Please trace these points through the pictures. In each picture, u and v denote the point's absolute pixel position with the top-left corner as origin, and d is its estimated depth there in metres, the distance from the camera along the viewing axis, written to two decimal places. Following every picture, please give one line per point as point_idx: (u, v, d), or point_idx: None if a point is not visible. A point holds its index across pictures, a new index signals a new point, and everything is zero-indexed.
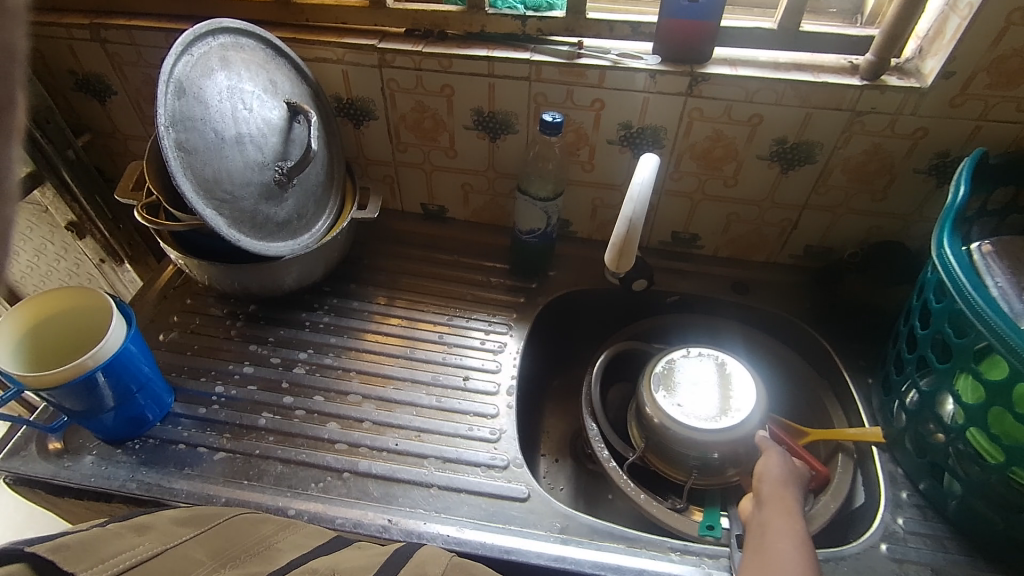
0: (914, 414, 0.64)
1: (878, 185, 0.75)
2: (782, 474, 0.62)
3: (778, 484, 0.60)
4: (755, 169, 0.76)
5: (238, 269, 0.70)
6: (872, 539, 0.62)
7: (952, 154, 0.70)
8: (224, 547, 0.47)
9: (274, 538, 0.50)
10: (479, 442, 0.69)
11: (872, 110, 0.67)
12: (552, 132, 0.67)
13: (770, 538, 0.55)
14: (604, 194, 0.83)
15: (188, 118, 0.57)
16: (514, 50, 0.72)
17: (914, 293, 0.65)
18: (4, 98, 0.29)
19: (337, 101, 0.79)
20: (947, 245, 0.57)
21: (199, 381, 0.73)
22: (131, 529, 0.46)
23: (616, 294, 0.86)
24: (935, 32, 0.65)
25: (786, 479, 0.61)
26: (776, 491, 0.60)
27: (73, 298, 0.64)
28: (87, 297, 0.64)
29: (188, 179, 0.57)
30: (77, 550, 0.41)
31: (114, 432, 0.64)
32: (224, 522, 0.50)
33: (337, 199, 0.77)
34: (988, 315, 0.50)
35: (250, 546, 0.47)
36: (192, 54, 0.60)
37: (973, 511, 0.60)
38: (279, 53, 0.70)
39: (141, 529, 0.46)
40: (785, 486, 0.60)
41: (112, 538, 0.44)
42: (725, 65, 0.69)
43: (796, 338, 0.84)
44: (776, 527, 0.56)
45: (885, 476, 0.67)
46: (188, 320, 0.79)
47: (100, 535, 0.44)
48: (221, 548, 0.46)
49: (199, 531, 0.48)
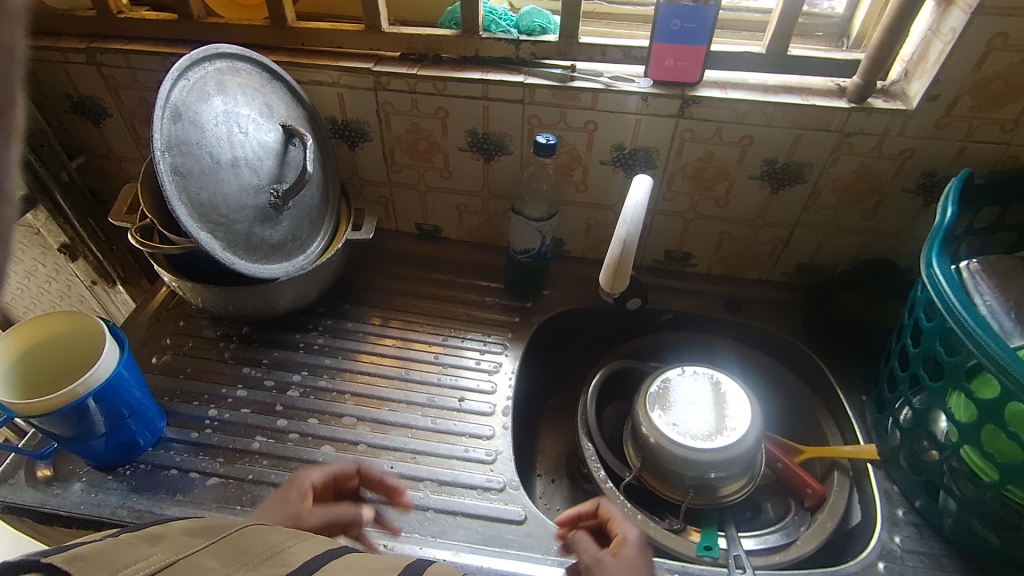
0: (908, 432, 0.64)
1: (866, 204, 0.76)
2: None
3: None
4: (746, 189, 0.77)
5: (232, 291, 0.70)
6: (870, 557, 0.62)
7: (939, 173, 0.71)
8: (234, 555, 0.37)
9: (282, 546, 0.39)
10: (475, 464, 0.69)
11: (860, 131, 0.69)
12: (546, 153, 0.68)
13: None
14: (597, 213, 0.84)
15: (184, 142, 0.58)
16: (508, 73, 0.73)
17: (906, 311, 0.66)
18: (4, 98, 0.23)
19: (332, 123, 0.80)
20: (936, 264, 0.57)
21: (192, 405, 0.72)
22: (141, 539, 0.37)
23: (610, 312, 0.87)
24: (919, 55, 0.66)
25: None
26: None
27: (49, 324, 0.63)
28: (65, 319, 0.63)
29: (184, 203, 0.57)
30: (91, 561, 0.33)
31: (105, 457, 0.63)
32: (236, 531, 0.40)
33: (332, 220, 0.77)
34: (978, 334, 0.51)
35: (262, 552, 0.38)
36: (188, 79, 0.60)
37: (969, 529, 0.60)
38: (275, 76, 0.70)
39: (150, 539, 0.37)
40: None
41: (118, 550, 0.35)
42: (715, 88, 0.70)
43: (789, 356, 0.84)
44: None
45: (881, 494, 0.67)
46: (181, 342, 0.79)
47: (103, 547, 0.35)
48: (230, 556, 0.37)
49: (206, 543, 0.38)
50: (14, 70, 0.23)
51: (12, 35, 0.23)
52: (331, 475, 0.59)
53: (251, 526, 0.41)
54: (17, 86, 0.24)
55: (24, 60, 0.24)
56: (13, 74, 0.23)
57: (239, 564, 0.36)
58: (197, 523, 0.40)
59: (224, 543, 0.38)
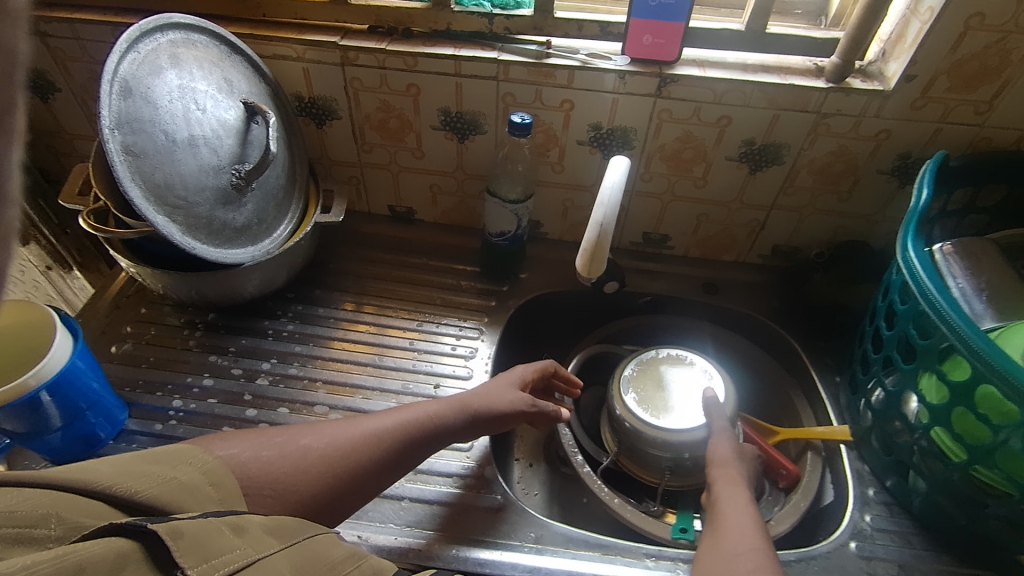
0: (880, 413, 0.65)
1: (843, 186, 0.76)
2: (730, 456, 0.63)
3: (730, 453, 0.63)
4: (723, 170, 0.76)
5: (195, 278, 0.67)
6: (841, 537, 0.63)
7: (913, 155, 0.71)
8: (303, 563, 0.41)
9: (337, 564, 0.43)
10: (451, 451, 0.68)
11: (838, 112, 0.68)
12: (521, 133, 0.66)
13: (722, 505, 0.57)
14: (574, 195, 0.82)
15: (136, 119, 0.54)
16: (481, 48, 0.70)
17: (880, 294, 0.66)
18: (3, 101, 0.20)
19: (298, 101, 0.76)
20: (910, 247, 0.57)
21: (156, 396, 0.69)
22: (226, 527, 0.39)
23: (588, 295, 0.86)
24: (896, 35, 0.66)
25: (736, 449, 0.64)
26: (726, 461, 0.62)
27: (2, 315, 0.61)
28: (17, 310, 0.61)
29: (137, 184, 0.54)
30: (190, 541, 0.36)
31: (62, 453, 0.61)
32: (302, 540, 0.44)
33: (299, 203, 0.74)
34: (951, 317, 0.51)
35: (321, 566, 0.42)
36: (138, 51, 0.56)
37: (937, 507, 0.61)
38: (234, 50, 0.66)
39: (235, 529, 0.40)
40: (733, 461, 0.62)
41: (210, 535, 0.37)
42: (694, 66, 0.68)
43: (765, 338, 0.85)
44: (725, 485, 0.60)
45: (853, 473, 0.69)
46: (143, 331, 0.75)
47: (198, 530, 0.37)
48: (299, 563, 0.41)
49: (279, 547, 0.41)
50: (18, 72, 0.20)
51: (16, 36, 0.20)
52: (542, 370, 0.70)
53: (315, 537, 0.45)
54: (24, 90, 0.21)
55: (25, 63, 0.21)
56: (13, 78, 0.20)
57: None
58: (272, 520, 0.44)
59: (294, 550, 0.42)
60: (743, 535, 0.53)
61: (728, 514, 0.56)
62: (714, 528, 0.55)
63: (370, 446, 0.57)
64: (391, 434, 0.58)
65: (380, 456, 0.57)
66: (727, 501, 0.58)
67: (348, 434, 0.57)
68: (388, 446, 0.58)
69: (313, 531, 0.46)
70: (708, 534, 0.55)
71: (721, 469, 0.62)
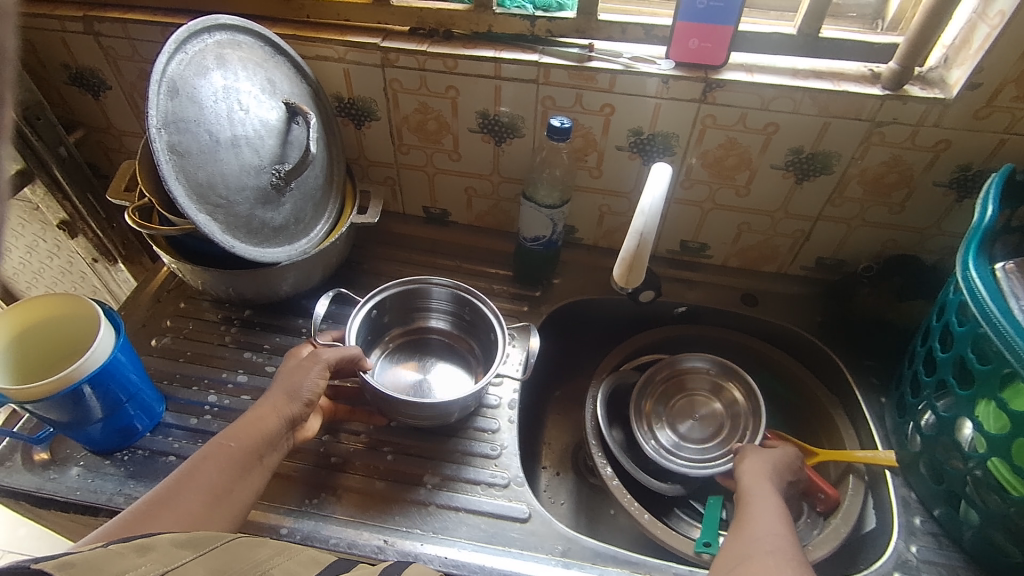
0: (931, 439, 0.62)
1: (895, 198, 0.72)
2: (758, 464, 0.62)
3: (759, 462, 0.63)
4: (768, 179, 0.73)
5: (232, 275, 0.68)
6: (884, 567, 0.61)
7: (974, 167, 0.67)
8: (220, 567, 0.39)
9: (266, 564, 0.41)
10: (480, 459, 0.67)
11: (893, 120, 0.65)
12: (560, 137, 0.65)
13: (752, 501, 0.57)
14: (611, 201, 0.81)
15: (181, 119, 0.55)
16: (522, 51, 0.69)
17: (934, 313, 0.63)
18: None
19: (338, 101, 0.76)
20: (972, 266, 0.54)
21: (192, 390, 0.70)
22: (129, 549, 0.38)
23: (623, 304, 0.84)
24: (961, 40, 0.62)
25: (775, 456, 0.64)
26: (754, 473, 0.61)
27: (41, 307, 0.61)
28: (51, 302, 0.61)
29: (181, 183, 0.54)
30: (80, 568, 0.34)
31: (102, 443, 0.62)
32: (221, 545, 0.42)
33: (336, 202, 0.74)
34: (1017, 344, 0.47)
35: (244, 568, 0.40)
36: (186, 52, 0.57)
37: (990, 541, 0.58)
38: (278, 50, 0.67)
39: (138, 549, 0.38)
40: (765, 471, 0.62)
41: (108, 559, 0.36)
42: (741, 71, 0.66)
43: (805, 353, 0.82)
44: (754, 489, 0.59)
45: (898, 501, 0.66)
46: (182, 325, 0.77)
47: (93, 556, 0.36)
48: (218, 566, 0.39)
49: (193, 556, 0.40)
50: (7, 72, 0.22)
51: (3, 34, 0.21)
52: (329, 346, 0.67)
53: (234, 541, 0.43)
54: (10, 88, 0.22)
55: (15, 58, 0.23)
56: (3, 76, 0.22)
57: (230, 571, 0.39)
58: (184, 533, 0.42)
59: (211, 556, 0.40)
60: (773, 554, 0.49)
61: (759, 517, 0.54)
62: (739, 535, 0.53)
63: (217, 462, 0.52)
64: (210, 456, 0.53)
65: (230, 465, 0.53)
66: (764, 504, 0.56)
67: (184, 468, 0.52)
68: (226, 457, 0.53)
69: (232, 535, 0.43)
70: (720, 569, 0.50)
71: (746, 486, 0.60)
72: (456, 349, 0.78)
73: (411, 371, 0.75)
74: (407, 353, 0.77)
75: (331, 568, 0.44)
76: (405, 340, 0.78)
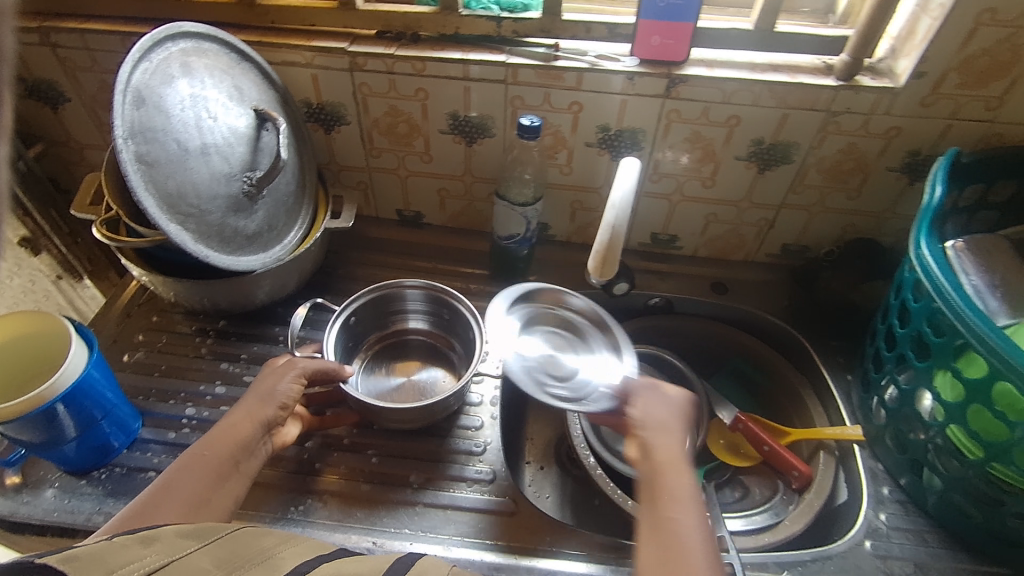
0: (894, 412, 0.65)
1: (852, 184, 0.76)
2: (660, 418, 0.55)
3: (658, 420, 0.55)
4: (733, 170, 0.76)
5: (206, 285, 0.67)
6: (857, 536, 0.64)
7: (924, 152, 0.71)
8: (227, 557, 0.39)
9: (271, 551, 0.41)
10: (464, 456, 0.68)
11: (847, 110, 0.68)
12: (531, 136, 0.66)
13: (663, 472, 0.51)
14: (583, 196, 0.82)
15: (149, 128, 0.54)
16: (489, 52, 0.70)
17: (892, 291, 0.66)
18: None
19: (306, 107, 0.76)
20: (924, 245, 0.57)
21: (169, 404, 0.69)
22: (134, 540, 0.38)
23: (599, 297, 0.86)
24: (906, 32, 0.65)
25: (671, 424, 0.55)
26: (659, 435, 0.54)
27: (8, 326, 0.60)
28: (19, 320, 0.60)
29: (151, 193, 0.54)
30: (85, 561, 0.34)
31: (78, 462, 0.61)
32: (226, 535, 0.41)
33: (309, 208, 0.74)
34: (967, 315, 0.51)
35: (253, 555, 0.40)
36: (150, 61, 0.57)
37: (952, 505, 0.61)
38: (244, 57, 0.66)
39: (143, 540, 0.38)
40: (665, 428, 0.54)
41: (110, 552, 0.36)
42: (702, 66, 0.68)
43: (774, 336, 0.84)
44: (671, 489, 0.49)
45: (866, 472, 0.69)
46: (155, 339, 0.76)
47: (95, 551, 0.36)
48: (223, 556, 0.39)
49: (198, 545, 0.39)
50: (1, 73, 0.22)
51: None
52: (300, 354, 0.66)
53: (240, 530, 0.43)
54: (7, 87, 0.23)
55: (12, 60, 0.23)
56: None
57: (233, 564, 0.39)
58: (189, 524, 0.41)
59: (217, 545, 0.40)
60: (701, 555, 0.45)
61: (690, 550, 0.45)
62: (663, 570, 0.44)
63: (194, 472, 0.52)
64: (188, 467, 0.52)
65: (211, 473, 0.52)
66: (689, 527, 0.47)
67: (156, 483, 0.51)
68: (204, 466, 0.52)
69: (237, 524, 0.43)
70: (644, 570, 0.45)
71: (660, 487, 0.50)
72: (436, 349, 0.78)
73: (390, 376, 0.76)
74: (386, 359, 0.77)
75: (340, 551, 0.45)
76: (383, 346, 0.78)
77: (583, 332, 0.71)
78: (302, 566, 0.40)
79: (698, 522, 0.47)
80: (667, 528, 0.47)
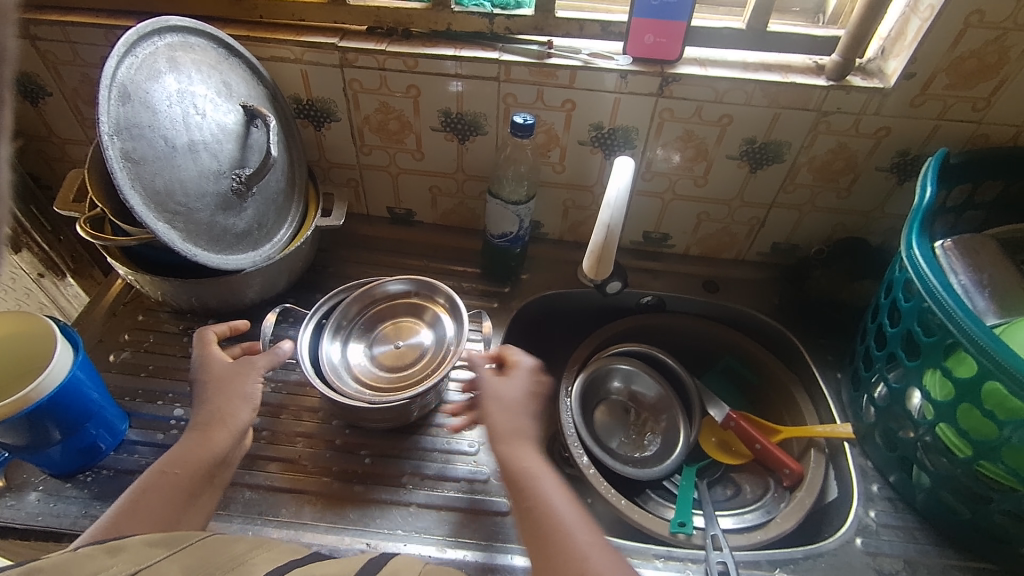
0: (884, 409, 0.66)
1: (842, 183, 0.76)
2: (513, 406, 0.60)
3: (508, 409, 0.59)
4: (725, 169, 0.76)
5: (194, 284, 0.66)
6: (848, 533, 0.64)
7: (912, 152, 0.72)
8: (195, 563, 0.39)
9: (244, 556, 0.40)
10: (459, 455, 0.68)
11: (838, 110, 0.68)
12: (524, 134, 0.65)
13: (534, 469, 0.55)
14: (575, 195, 0.82)
15: (135, 125, 0.53)
16: (481, 48, 0.70)
17: (882, 291, 0.67)
18: None
19: (296, 103, 0.75)
20: (915, 245, 0.58)
21: (156, 405, 0.68)
22: (99, 550, 0.38)
23: (591, 296, 0.86)
24: (896, 33, 0.66)
25: (522, 410, 0.60)
26: (514, 423, 0.59)
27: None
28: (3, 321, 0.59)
29: (137, 191, 0.53)
30: None
31: (64, 465, 0.60)
32: (197, 542, 0.41)
33: (299, 206, 0.73)
34: (959, 317, 0.51)
35: (223, 562, 0.39)
36: (136, 56, 0.55)
37: (941, 501, 0.62)
38: (232, 52, 0.65)
39: (109, 551, 0.38)
40: (517, 415, 0.59)
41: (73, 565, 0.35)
42: (695, 65, 0.68)
43: (765, 334, 0.85)
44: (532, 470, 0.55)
45: (857, 470, 0.69)
46: (141, 339, 0.74)
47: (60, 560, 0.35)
48: (190, 564, 0.38)
49: (166, 553, 0.39)
50: None
51: None
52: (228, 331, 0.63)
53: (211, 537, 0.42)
54: (5, 88, 0.26)
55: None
56: None
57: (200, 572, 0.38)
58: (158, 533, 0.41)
59: (184, 553, 0.39)
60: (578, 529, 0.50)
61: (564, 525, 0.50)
62: (543, 542, 0.50)
63: (168, 484, 0.51)
64: (156, 485, 0.51)
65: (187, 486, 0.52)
66: (553, 498, 0.53)
67: (126, 496, 0.51)
68: (176, 485, 0.52)
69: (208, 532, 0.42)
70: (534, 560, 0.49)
71: (518, 471, 0.55)
72: None
73: None
74: None
75: (311, 555, 0.44)
76: None
77: (415, 308, 0.72)
78: (275, 570, 0.40)
79: (559, 489, 0.54)
80: (534, 506, 0.52)
